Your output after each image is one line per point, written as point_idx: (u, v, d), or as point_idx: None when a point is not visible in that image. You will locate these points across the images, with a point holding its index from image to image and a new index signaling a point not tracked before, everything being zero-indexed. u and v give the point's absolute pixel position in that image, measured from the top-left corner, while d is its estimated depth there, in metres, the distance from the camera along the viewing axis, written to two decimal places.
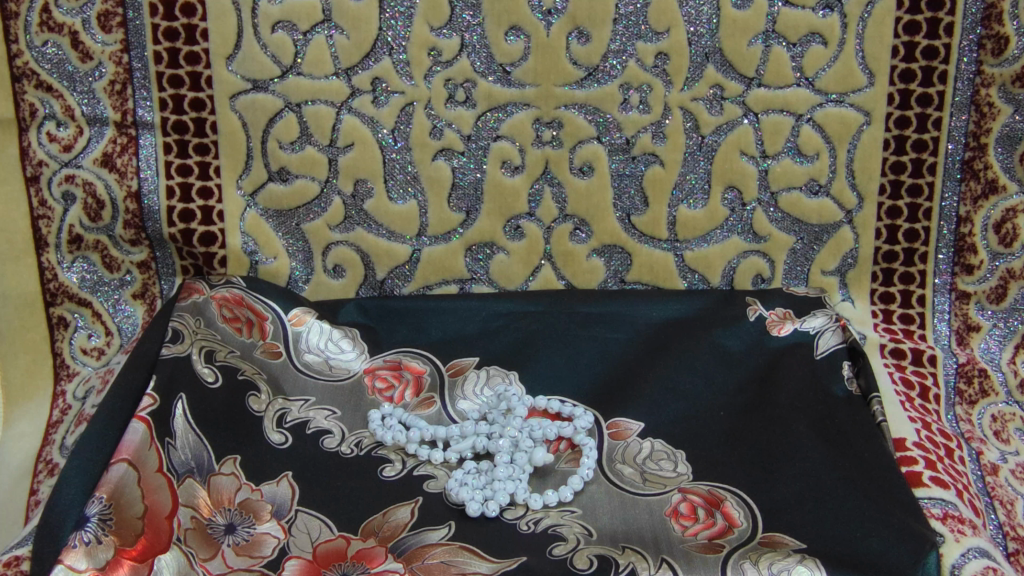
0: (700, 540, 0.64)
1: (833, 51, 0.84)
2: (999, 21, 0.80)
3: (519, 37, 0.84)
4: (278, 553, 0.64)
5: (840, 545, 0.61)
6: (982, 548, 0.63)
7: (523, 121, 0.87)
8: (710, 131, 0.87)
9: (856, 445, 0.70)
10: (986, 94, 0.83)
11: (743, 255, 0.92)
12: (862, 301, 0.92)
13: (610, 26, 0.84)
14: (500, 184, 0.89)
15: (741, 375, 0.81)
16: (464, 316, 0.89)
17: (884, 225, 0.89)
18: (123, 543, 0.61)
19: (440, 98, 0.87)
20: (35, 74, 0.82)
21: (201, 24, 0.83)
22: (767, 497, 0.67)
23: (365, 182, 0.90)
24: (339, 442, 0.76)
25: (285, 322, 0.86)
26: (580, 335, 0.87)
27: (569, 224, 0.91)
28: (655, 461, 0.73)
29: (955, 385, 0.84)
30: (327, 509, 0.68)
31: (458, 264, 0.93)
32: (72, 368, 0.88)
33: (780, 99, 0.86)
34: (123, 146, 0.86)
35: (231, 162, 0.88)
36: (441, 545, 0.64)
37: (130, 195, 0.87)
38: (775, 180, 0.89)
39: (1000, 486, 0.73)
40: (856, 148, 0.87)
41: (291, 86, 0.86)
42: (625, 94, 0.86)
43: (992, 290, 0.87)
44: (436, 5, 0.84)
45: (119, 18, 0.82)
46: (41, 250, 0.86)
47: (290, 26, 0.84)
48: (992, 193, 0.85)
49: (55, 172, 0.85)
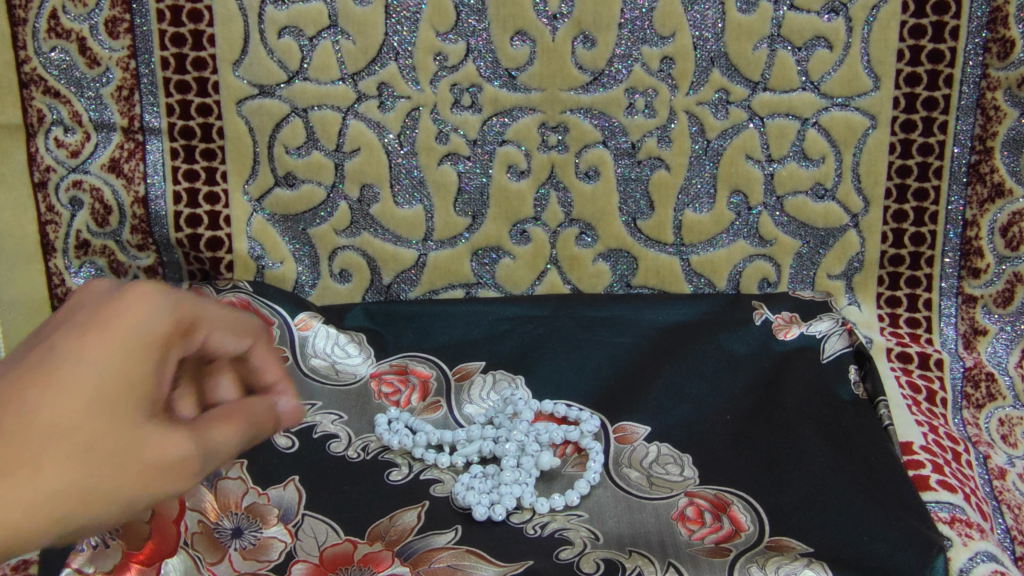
0: (706, 544, 0.64)
1: (838, 55, 0.84)
2: (1005, 24, 0.80)
3: (524, 41, 0.84)
4: (284, 558, 0.64)
5: (845, 549, 0.62)
6: (990, 552, 0.63)
7: (529, 126, 0.87)
8: (716, 135, 0.87)
9: (862, 449, 0.70)
10: (992, 98, 0.82)
11: (750, 259, 0.92)
12: (868, 305, 0.92)
13: (615, 30, 0.84)
14: (505, 188, 0.90)
15: (747, 378, 0.81)
16: (470, 321, 0.89)
17: (890, 229, 0.89)
18: (131, 547, 0.62)
19: (446, 103, 0.87)
20: (43, 80, 0.83)
21: (208, 30, 0.84)
22: (774, 501, 0.67)
23: (371, 187, 0.90)
24: (346, 447, 0.76)
25: (291, 326, 0.87)
26: (586, 339, 0.87)
27: (575, 228, 0.91)
28: (661, 465, 0.73)
29: (962, 389, 0.83)
30: (334, 514, 0.68)
31: (464, 268, 0.93)
32: None
33: (785, 102, 0.86)
34: (130, 151, 0.86)
35: (238, 167, 0.88)
36: (448, 549, 0.65)
37: (137, 201, 0.87)
38: (781, 184, 0.89)
39: (1007, 490, 0.73)
40: (862, 153, 0.87)
41: (297, 92, 0.86)
42: (630, 98, 0.86)
43: (998, 293, 0.87)
44: (442, 12, 0.84)
45: (126, 24, 0.83)
46: (49, 255, 0.88)
47: (296, 31, 0.84)
48: (998, 197, 0.84)
49: (62, 178, 0.86)
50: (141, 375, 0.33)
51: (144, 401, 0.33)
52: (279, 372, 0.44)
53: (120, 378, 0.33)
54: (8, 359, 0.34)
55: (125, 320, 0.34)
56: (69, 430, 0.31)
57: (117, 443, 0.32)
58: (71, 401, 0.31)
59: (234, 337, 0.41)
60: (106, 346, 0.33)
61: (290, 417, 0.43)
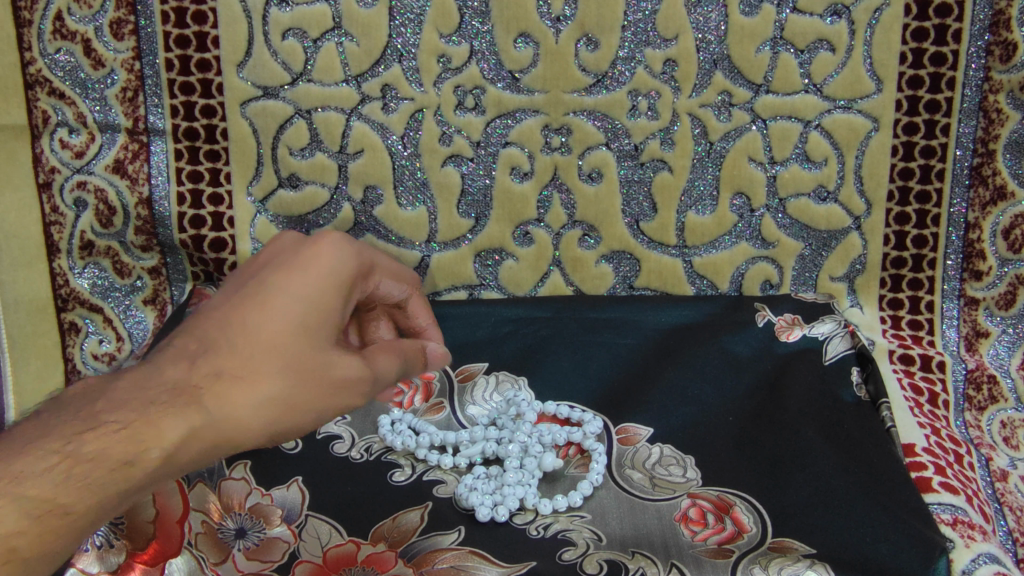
0: (710, 545, 0.64)
1: (840, 58, 0.84)
2: (1006, 27, 0.80)
3: (527, 43, 0.85)
4: (288, 558, 0.64)
5: (850, 550, 0.62)
6: (992, 554, 0.64)
7: (532, 128, 0.88)
8: (719, 138, 0.87)
9: (865, 450, 0.71)
10: (994, 101, 0.82)
11: (752, 261, 0.92)
12: (870, 308, 0.92)
13: (618, 32, 0.84)
14: (508, 190, 0.90)
15: (750, 378, 0.81)
16: (473, 321, 0.90)
17: (893, 231, 0.89)
18: (136, 547, 0.65)
19: (450, 104, 0.87)
20: (48, 81, 0.83)
21: (212, 32, 0.84)
22: (777, 503, 0.68)
23: (374, 188, 0.90)
24: (349, 447, 0.76)
25: None
26: (589, 340, 0.87)
27: (578, 230, 0.92)
28: (664, 466, 0.73)
29: (964, 391, 0.84)
30: (338, 514, 0.68)
31: (467, 270, 0.94)
32: (82, 373, 0.90)
33: (788, 105, 0.86)
34: (134, 152, 0.86)
35: (242, 168, 0.88)
36: (452, 549, 0.65)
37: (141, 202, 0.88)
38: (783, 186, 0.89)
39: (1009, 492, 0.73)
40: (864, 155, 0.87)
41: (301, 94, 0.86)
42: (633, 100, 0.87)
43: (1000, 296, 0.87)
44: (446, 14, 0.84)
45: (131, 25, 0.83)
46: (53, 256, 0.88)
47: (300, 33, 0.84)
48: (1000, 199, 0.85)
49: (67, 179, 0.86)
50: (330, 307, 0.54)
51: (330, 331, 0.54)
52: (424, 319, 0.72)
53: (314, 307, 0.53)
54: (235, 288, 0.55)
55: (321, 266, 0.55)
56: (289, 339, 0.51)
57: (316, 360, 0.52)
58: (282, 322, 0.51)
59: (395, 286, 0.69)
60: (309, 285, 0.54)
61: (435, 357, 0.68)
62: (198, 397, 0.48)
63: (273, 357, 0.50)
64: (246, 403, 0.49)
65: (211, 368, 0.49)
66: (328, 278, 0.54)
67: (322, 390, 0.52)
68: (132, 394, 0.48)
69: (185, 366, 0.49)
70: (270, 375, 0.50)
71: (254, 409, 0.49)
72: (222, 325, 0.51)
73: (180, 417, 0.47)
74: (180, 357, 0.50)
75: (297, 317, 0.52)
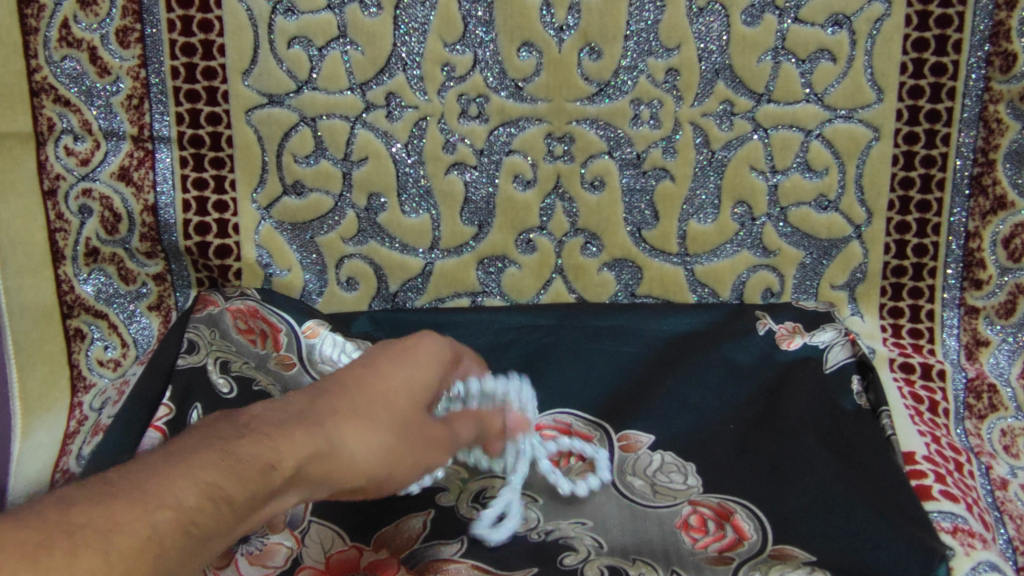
0: (711, 553, 0.66)
1: (841, 68, 0.85)
2: (1006, 38, 0.81)
3: (531, 53, 0.85)
4: (290, 564, 0.66)
5: (849, 559, 0.63)
6: (992, 562, 0.65)
7: (534, 136, 0.88)
8: (720, 147, 0.88)
9: (865, 458, 0.71)
10: (995, 111, 0.83)
11: (753, 269, 0.92)
12: (871, 316, 0.92)
13: (621, 42, 0.85)
14: (511, 198, 0.90)
15: (752, 387, 0.81)
16: (476, 328, 0.90)
17: (893, 240, 0.89)
18: None
19: (453, 113, 0.88)
20: (54, 89, 0.83)
21: (218, 40, 0.85)
22: (777, 510, 0.68)
23: (378, 196, 0.91)
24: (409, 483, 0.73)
25: (297, 334, 0.87)
26: (591, 348, 0.87)
27: (580, 238, 0.92)
28: (666, 473, 0.74)
29: (964, 400, 0.84)
30: (340, 520, 0.69)
31: (469, 277, 0.94)
32: (89, 379, 0.89)
33: (789, 115, 0.87)
34: (139, 160, 0.87)
35: (246, 175, 0.89)
36: (454, 561, 0.65)
37: (146, 209, 0.88)
38: (785, 195, 0.89)
39: (1009, 501, 0.74)
40: (865, 164, 0.88)
41: (306, 101, 0.87)
42: (636, 109, 0.87)
43: (1000, 305, 0.87)
44: (450, 22, 0.85)
45: (138, 34, 0.84)
46: (58, 263, 0.87)
47: (305, 41, 0.85)
48: (1000, 209, 0.85)
49: (72, 186, 0.86)
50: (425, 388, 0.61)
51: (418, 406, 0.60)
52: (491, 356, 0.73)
53: (415, 385, 0.60)
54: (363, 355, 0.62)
55: (424, 354, 0.63)
56: (384, 407, 0.57)
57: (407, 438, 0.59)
58: (391, 395, 0.58)
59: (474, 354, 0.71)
60: (409, 371, 0.61)
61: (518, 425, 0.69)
62: (320, 422, 0.53)
63: (383, 410, 0.57)
64: (359, 440, 0.55)
65: (330, 405, 0.55)
66: (432, 359, 0.63)
67: (422, 448, 0.60)
68: (274, 413, 0.53)
69: (309, 401, 0.55)
70: (383, 421, 0.57)
71: (368, 447, 0.55)
72: (346, 385, 0.58)
73: (309, 434, 0.52)
74: (303, 395, 0.56)
75: (403, 380, 0.60)
